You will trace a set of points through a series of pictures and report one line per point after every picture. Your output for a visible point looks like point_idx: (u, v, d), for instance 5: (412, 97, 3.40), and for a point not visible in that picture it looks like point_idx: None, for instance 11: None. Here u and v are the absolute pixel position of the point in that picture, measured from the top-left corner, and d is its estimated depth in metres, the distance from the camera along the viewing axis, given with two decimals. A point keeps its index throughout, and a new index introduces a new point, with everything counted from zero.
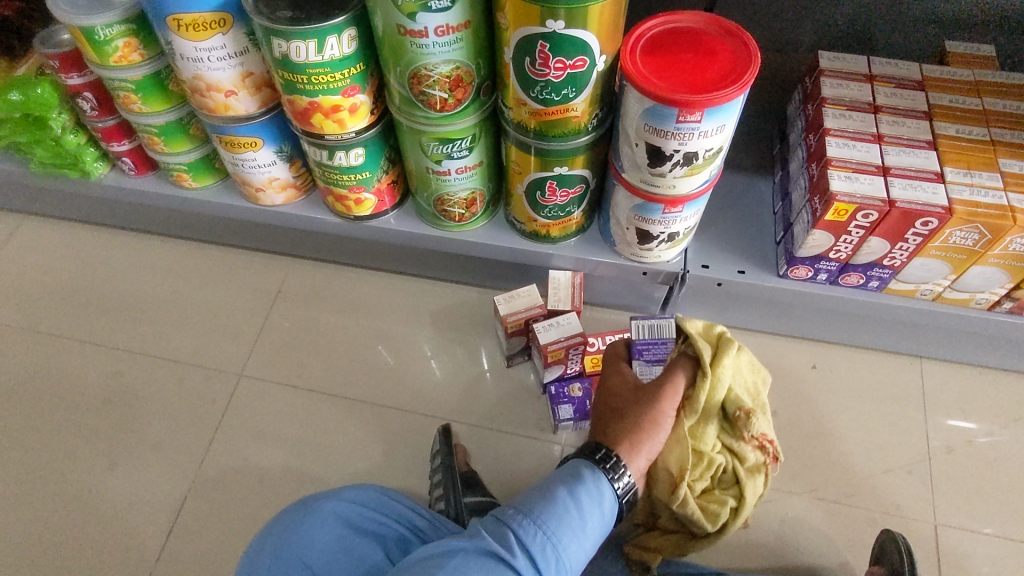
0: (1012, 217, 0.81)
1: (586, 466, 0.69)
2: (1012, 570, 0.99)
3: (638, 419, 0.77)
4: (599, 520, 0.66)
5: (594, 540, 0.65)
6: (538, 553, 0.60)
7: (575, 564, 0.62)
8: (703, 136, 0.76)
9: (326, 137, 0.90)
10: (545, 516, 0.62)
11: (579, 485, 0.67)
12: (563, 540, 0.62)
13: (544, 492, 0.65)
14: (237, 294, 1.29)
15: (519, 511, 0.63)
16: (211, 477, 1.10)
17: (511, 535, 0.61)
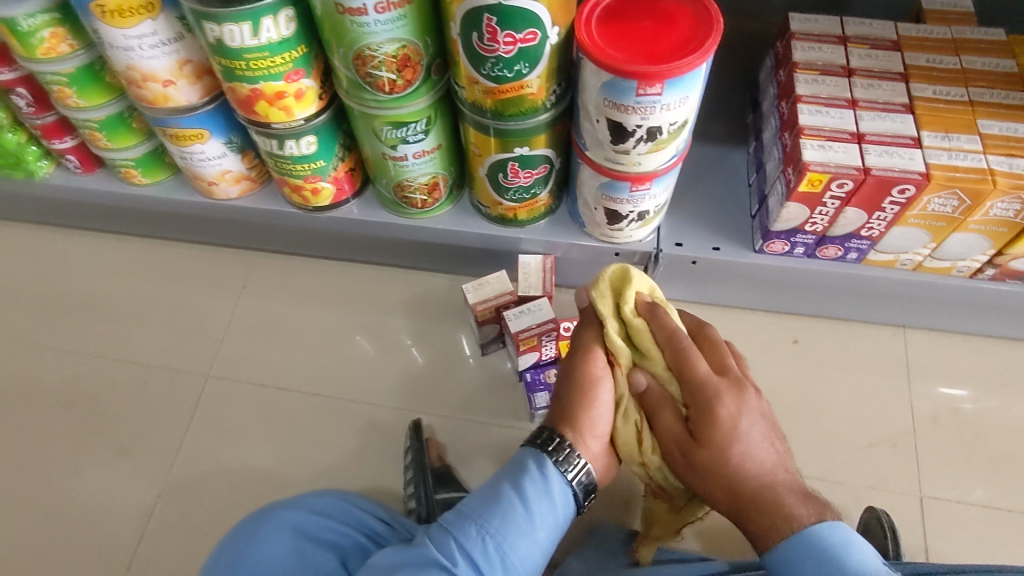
0: (991, 181, 0.77)
1: (531, 458, 0.67)
2: (999, 540, 0.98)
3: (572, 398, 0.72)
4: (548, 510, 0.65)
5: (546, 532, 0.64)
6: (480, 558, 0.61)
7: (525, 561, 0.62)
8: (665, 109, 0.72)
9: (274, 126, 0.85)
10: (487, 518, 0.63)
11: (524, 477, 0.66)
12: (507, 539, 0.62)
13: (488, 493, 0.65)
14: (202, 292, 1.25)
15: (462, 516, 0.64)
16: (181, 481, 1.07)
17: (453, 540, 0.62)
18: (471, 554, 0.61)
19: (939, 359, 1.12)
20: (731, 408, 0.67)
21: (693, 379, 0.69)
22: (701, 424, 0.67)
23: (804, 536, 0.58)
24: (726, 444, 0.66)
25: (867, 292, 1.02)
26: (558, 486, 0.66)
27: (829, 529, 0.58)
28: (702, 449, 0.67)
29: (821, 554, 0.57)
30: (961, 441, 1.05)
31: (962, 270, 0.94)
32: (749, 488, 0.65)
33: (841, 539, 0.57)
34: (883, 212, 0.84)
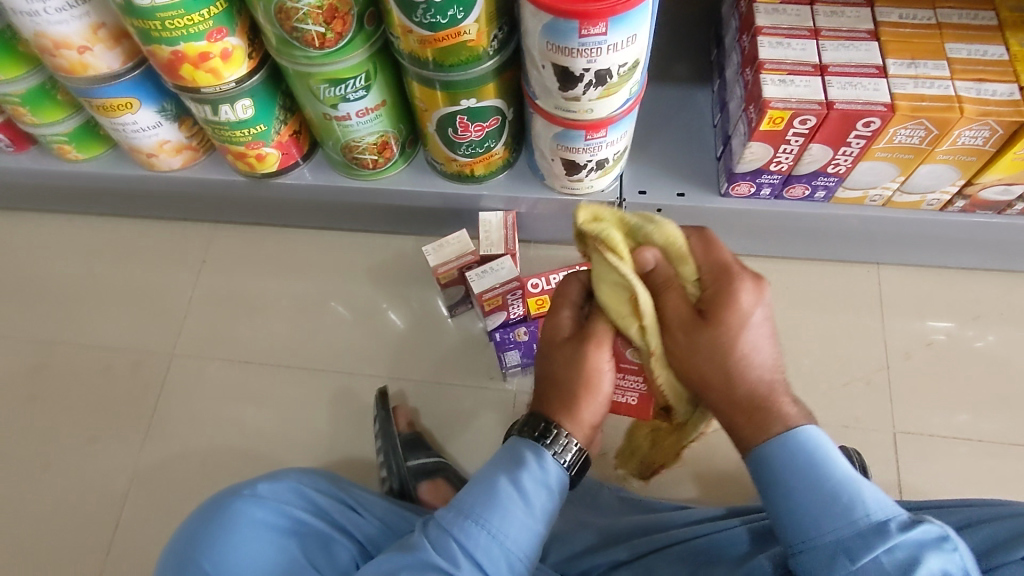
0: (958, 108, 0.74)
1: (527, 447, 0.62)
2: (971, 468, 0.99)
3: (573, 393, 0.63)
4: (548, 500, 0.61)
5: (548, 522, 0.61)
6: (484, 557, 0.58)
7: (529, 552, 0.60)
8: (612, 49, 0.67)
9: (203, 90, 0.80)
10: (487, 515, 0.59)
11: (521, 471, 0.61)
12: (511, 534, 0.59)
13: (482, 488, 0.60)
14: (159, 270, 1.21)
15: (458, 514, 0.60)
16: (154, 462, 1.06)
17: (453, 543, 0.58)
18: (474, 553, 0.58)
19: (912, 295, 1.11)
20: (750, 297, 0.57)
21: (716, 265, 0.60)
22: (715, 303, 0.58)
23: (787, 441, 0.56)
24: (737, 332, 0.57)
25: (838, 230, 1.00)
26: (558, 474, 0.62)
27: (810, 435, 0.56)
28: (707, 330, 0.57)
29: (799, 463, 0.55)
30: (935, 375, 1.05)
31: (933, 203, 0.91)
32: (740, 387, 0.58)
33: (823, 446, 0.55)
34: (849, 147, 0.81)
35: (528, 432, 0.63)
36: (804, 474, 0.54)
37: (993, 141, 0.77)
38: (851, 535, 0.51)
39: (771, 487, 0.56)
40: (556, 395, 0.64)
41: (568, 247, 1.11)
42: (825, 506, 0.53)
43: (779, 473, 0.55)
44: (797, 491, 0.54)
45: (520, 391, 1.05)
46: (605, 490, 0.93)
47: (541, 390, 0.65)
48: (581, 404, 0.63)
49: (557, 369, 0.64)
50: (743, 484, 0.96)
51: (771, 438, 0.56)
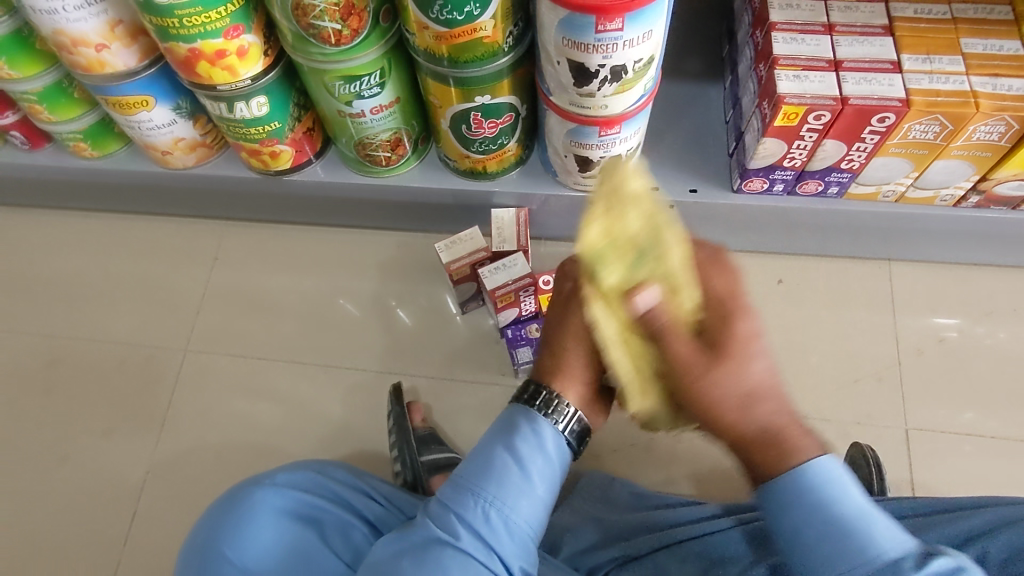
0: (974, 104, 0.74)
1: (521, 415, 0.61)
2: (983, 464, 0.98)
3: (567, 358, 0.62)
4: (546, 467, 0.60)
5: (548, 489, 0.60)
6: (485, 527, 0.57)
7: (531, 521, 0.59)
8: (629, 45, 0.67)
9: (219, 87, 0.81)
10: (484, 484, 0.58)
11: (517, 439, 0.60)
12: (510, 503, 0.58)
13: (479, 458, 0.60)
14: (172, 266, 1.22)
15: (456, 486, 0.59)
16: (168, 457, 1.07)
17: (453, 514, 0.58)
18: (473, 523, 0.57)
19: (924, 291, 1.10)
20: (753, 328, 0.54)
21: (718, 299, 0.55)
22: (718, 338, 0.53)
23: (792, 481, 0.55)
24: (749, 368, 0.53)
25: (851, 226, 1.00)
26: (555, 441, 0.61)
27: (822, 471, 0.55)
28: (711, 364, 0.52)
29: (814, 500, 0.54)
30: (947, 371, 1.05)
31: (946, 198, 0.91)
32: (754, 421, 0.55)
33: (827, 482, 0.54)
34: (863, 142, 0.81)
35: (524, 400, 0.62)
36: (821, 510, 0.54)
37: (1009, 136, 0.77)
38: (869, 574, 0.51)
39: (789, 525, 0.55)
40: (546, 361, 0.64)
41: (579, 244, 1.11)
42: (843, 546, 0.52)
43: (794, 512, 0.55)
44: (814, 528, 0.54)
45: None
46: (618, 485, 0.93)
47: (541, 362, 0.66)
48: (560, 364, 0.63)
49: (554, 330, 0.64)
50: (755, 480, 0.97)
51: (784, 475, 0.55)
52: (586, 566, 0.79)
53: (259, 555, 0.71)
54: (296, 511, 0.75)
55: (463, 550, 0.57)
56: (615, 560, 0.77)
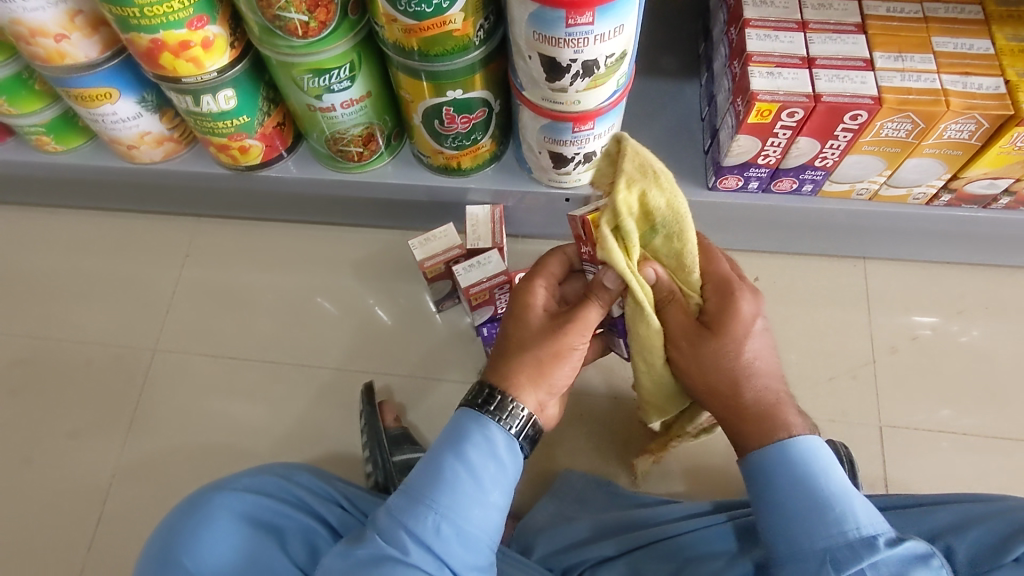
0: (945, 102, 0.74)
1: (470, 422, 0.61)
2: (954, 460, 0.99)
3: (515, 351, 0.63)
4: (497, 472, 0.60)
5: (501, 494, 0.60)
6: (434, 538, 0.57)
7: (484, 528, 0.58)
8: (600, 40, 0.67)
9: (184, 80, 0.79)
10: (435, 497, 0.57)
11: (467, 445, 0.60)
12: (462, 513, 0.58)
13: (428, 471, 0.59)
14: (143, 264, 1.19)
15: (405, 499, 0.58)
16: (136, 458, 1.04)
17: (400, 527, 0.57)
18: (424, 538, 0.57)
19: (900, 289, 1.11)
20: (750, 309, 0.62)
21: (716, 275, 0.64)
22: (719, 313, 0.62)
23: (783, 450, 0.60)
24: (741, 342, 0.62)
25: (826, 223, 1.00)
26: (504, 444, 0.61)
27: (807, 445, 0.60)
28: (711, 341, 0.62)
29: (793, 474, 0.59)
30: (921, 369, 1.06)
31: (919, 197, 0.91)
32: (747, 394, 0.63)
33: (818, 457, 0.60)
34: (836, 140, 0.81)
35: (471, 404, 0.62)
36: (804, 484, 0.59)
37: (979, 135, 0.77)
38: (839, 544, 0.56)
39: (771, 492, 0.60)
40: (501, 352, 0.65)
41: (555, 241, 1.10)
42: (819, 516, 0.57)
43: (773, 481, 0.60)
44: (793, 496, 0.59)
45: None
46: (594, 485, 0.92)
47: (496, 346, 0.66)
48: (513, 367, 0.62)
49: (517, 309, 0.65)
50: (731, 478, 0.96)
51: (771, 445, 0.61)
52: (561, 566, 0.78)
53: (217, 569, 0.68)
54: (255, 518, 0.73)
55: (414, 565, 0.56)
56: (590, 560, 0.76)
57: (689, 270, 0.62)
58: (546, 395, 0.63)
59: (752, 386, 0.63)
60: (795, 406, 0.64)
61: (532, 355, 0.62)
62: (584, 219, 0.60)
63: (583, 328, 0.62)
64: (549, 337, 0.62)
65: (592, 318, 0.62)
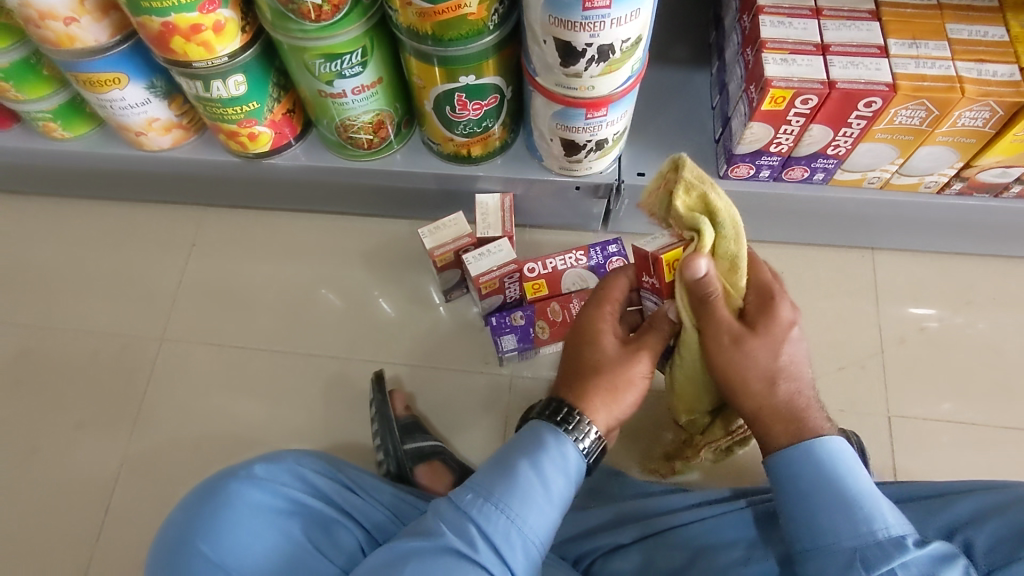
0: (960, 89, 0.74)
1: (546, 432, 0.62)
2: (962, 451, 0.99)
3: (584, 375, 0.67)
4: (564, 485, 0.61)
5: (564, 507, 0.61)
6: (501, 540, 0.57)
7: (546, 538, 0.59)
8: (616, 24, 0.66)
9: (194, 65, 0.78)
10: (508, 499, 0.58)
11: (540, 453, 0.61)
12: (532, 520, 0.58)
13: (501, 472, 0.60)
14: (148, 253, 1.18)
15: (477, 497, 0.58)
16: (144, 449, 1.04)
17: (471, 524, 0.57)
18: (494, 539, 0.57)
19: (908, 280, 1.11)
20: (789, 316, 0.66)
21: (760, 283, 0.68)
22: (759, 317, 0.65)
23: (812, 449, 0.61)
24: (779, 343, 0.64)
25: (835, 213, 1.00)
26: (574, 459, 0.62)
27: (835, 447, 0.61)
28: (751, 337, 0.64)
29: (822, 473, 0.60)
30: (929, 359, 1.06)
31: (930, 185, 0.91)
32: (780, 394, 0.64)
33: (846, 459, 0.60)
34: (849, 128, 0.81)
35: (547, 415, 0.64)
36: (831, 483, 0.59)
37: (993, 122, 0.77)
38: (869, 543, 0.55)
39: (799, 489, 0.60)
40: (570, 376, 0.68)
41: (564, 231, 1.10)
42: (849, 514, 0.57)
43: (801, 479, 0.60)
44: (822, 494, 0.59)
45: (515, 375, 1.05)
46: (605, 474, 0.92)
47: (561, 372, 0.70)
48: (591, 388, 0.65)
49: (583, 336, 0.69)
50: (741, 468, 0.96)
51: (798, 443, 0.62)
52: (575, 554, 0.78)
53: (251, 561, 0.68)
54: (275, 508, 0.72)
55: (480, 564, 0.56)
56: (605, 546, 0.76)
57: (736, 272, 0.65)
58: (617, 418, 0.67)
59: (784, 386, 0.64)
60: (821, 411, 0.65)
61: (607, 377, 0.66)
62: (657, 254, 0.64)
63: (650, 362, 0.68)
64: (623, 364, 0.67)
65: (657, 345, 0.68)
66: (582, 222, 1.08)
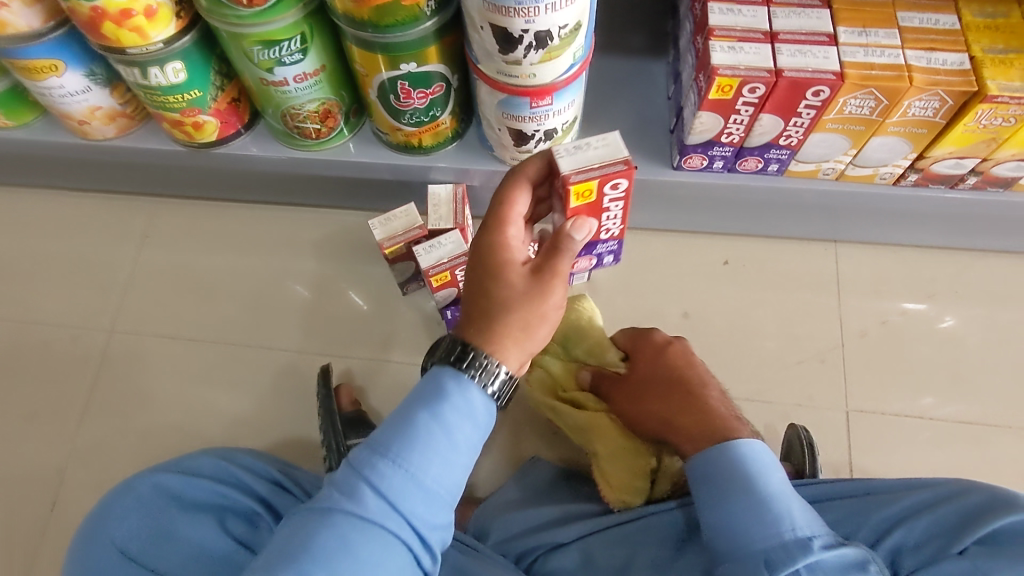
0: (908, 77, 0.72)
1: (447, 377, 0.56)
2: (918, 446, 0.99)
3: (489, 306, 0.59)
4: (471, 430, 0.55)
5: (471, 454, 0.55)
6: (398, 496, 0.51)
7: (450, 488, 0.54)
8: (551, 9, 0.65)
9: (129, 51, 0.76)
10: (404, 452, 0.52)
11: (442, 402, 0.55)
12: (432, 470, 0.53)
13: (397, 425, 0.53)
14: (104, 244, 1.17)
15: (370, 454, 0.52)
16: (91, 442, 1.03)
17: (364, 484, 0.51)
18: (388, 495, 0.51)
19: (869, 273, 1.10)
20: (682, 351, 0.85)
21: (646, 331, 0.90)
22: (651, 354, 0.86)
23: (727, 452, 0.64)
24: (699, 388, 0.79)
25: (794, 205, 0.98)
26: (482, 402, 0.56)
27: (751, 449, 0.63)
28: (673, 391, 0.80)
29: (735, 476, 0.62)
30: (889, 354, 1.05)
31: (885, 177, 0.89)
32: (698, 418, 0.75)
33: (760, 460, 0.62)
34: (799, 117, 0.79)
35: (447, 360, 0.57)
36: (743, 484, 0.61)
37: (943, 112, 0.75)
38: (776, 545, 0.56)
39: (714, 494, 0.62)
40: (479, 316, 0.59)
41: None
42: (758, 516, 0.58)
43: (716, 483, 0.63)
44: (734, 496, 0.61)
45: None
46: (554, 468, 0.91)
47: (461, 317, 0.61)
48: (503, 331, 0.58)
49: (484, 271, 0.61)
50: None
51: (714, 449, 0.65)
52: (516, 550, 0.77)
53: (153, 552, 0.67)
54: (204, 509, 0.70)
55: (375, 522, 0.50)
56: (546, 545, 0.75)
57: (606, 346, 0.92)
58: (527, 354, 0.60)
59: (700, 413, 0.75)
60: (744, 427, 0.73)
61: (520, 314, 0.58)
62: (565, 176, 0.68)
63: (561, 279, 0.61)
64: (532, 292, 0.59)
65: (567, 268, 0.62)
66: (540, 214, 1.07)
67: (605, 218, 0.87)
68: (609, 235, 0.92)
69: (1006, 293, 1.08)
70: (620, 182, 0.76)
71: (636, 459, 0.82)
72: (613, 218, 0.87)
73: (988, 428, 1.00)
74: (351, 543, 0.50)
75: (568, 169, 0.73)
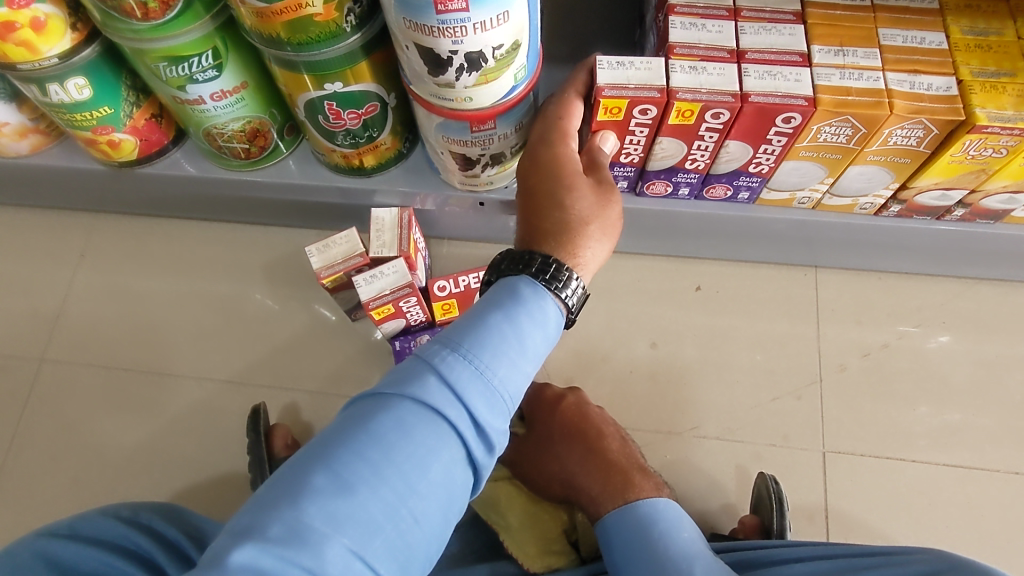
0: (888, 104, 0.65)
1: (523, 285, 0.53)
2: (897, 491, 0.92)
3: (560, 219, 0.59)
4: (540, 341, 0.51)
5: (537, 365, 0.51)
6: (470, 392, 0.46)
7: (515, 397, 0.49)
8: (480, 29, 0.57)
9: (20, 68, 0.68)
10: (476, 349, 0.48)
11: (516, 307, 0.51)
12: (500, 371, 0.48)
13: (472, 324, 0.49)
14: (34, 264, 1.09)
15: (441, 347, 0.48)
16: (13, 480, 0.95)
17: (434, 373, 0.46)
18: (456, 386, 0.46)
19: (852, 300, 1.03)
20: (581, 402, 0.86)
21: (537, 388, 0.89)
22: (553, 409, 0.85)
23: (633, 510, 0.68)
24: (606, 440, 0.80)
25: (769, 234, 0.91)
26: (555, 316, 0.54)
27: (654, 507, 0.68)
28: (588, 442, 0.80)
29: (642, 534, 0.66)
30: (870, 390, 0.98)
31: (866, 207, 0.82)
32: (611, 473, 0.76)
33: (663, 518, 0.67)
34: (770, 144, 0.72)
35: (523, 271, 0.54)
36: (649, 543, 0.65)
37: (928, 141, 0.68)
38: None
39: (623, 554, 0.66)
40: (552, 229, 0.59)
41: (480, 246, 1.02)
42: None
43: (625, 543, 0.66)
44: (641, 557, 0.64)
45: None
46: None
47: (529, 231, 0.60)
48: (582, 242, 0.59)
49: (553, 188, 0.61)
50: None
51: (624, 508, 0.69)
52: None
53: None
54: None
55: (439, 411, 0.45)
56: None
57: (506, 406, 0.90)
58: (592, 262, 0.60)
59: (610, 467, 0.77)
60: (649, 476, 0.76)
61: (595, 226, 0.60)
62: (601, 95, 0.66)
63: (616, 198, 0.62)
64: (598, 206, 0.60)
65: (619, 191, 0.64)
66: (498, 236, 0.99)
67: (627, 145, 0.75)
68: (623, 172, 0.81)
69: (996, 323, 1.01)
70: (650, 110, 0.67)
71: (550, 523, 0.79)
72: (634, 148, 0.75)
73: (974, 471, 0.93)
74: (412, 427, 0.44)
75: (604, 82, 0.66)
